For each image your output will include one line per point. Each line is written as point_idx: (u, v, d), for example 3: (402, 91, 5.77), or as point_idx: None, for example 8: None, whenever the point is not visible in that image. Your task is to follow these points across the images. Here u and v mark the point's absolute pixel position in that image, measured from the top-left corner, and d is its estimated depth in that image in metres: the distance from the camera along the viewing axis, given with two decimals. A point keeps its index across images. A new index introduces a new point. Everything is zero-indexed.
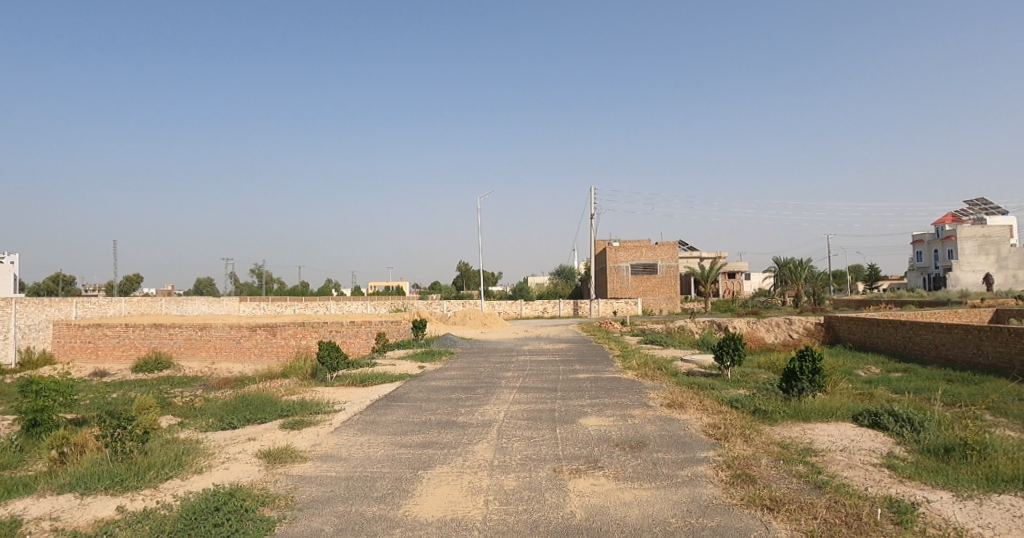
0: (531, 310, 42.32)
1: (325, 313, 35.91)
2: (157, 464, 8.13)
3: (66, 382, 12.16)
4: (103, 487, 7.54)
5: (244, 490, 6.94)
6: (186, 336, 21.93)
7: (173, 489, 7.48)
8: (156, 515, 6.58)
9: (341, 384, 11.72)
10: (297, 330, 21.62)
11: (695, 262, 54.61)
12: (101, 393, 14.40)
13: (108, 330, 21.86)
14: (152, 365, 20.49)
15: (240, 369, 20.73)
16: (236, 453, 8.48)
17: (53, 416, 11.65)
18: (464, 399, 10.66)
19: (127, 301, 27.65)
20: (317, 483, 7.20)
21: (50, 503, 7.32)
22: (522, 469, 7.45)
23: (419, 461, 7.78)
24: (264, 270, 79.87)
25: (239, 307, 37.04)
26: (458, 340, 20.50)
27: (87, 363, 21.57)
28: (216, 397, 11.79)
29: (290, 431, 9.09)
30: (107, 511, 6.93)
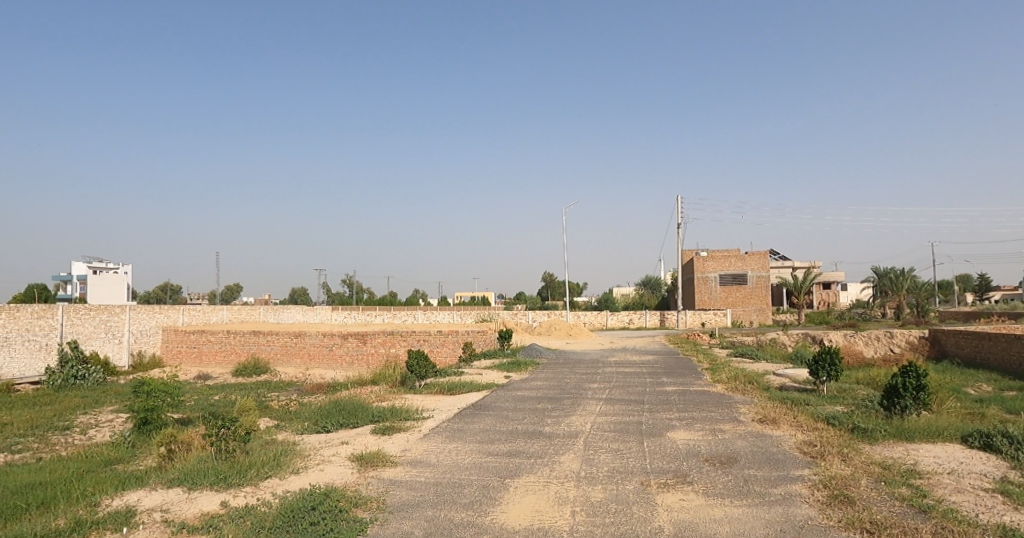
0: (617, 321, 41.93)
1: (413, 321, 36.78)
2: (257, 463, 8.55)
3: (173, 384, 12.99)
4: (208, 483, 8.01)
5: (338, 492, 7.21)
6: (283, 343, 23.00)
7: (271, 488, 7.84)
8: (257, 511, 6.94)
9: (430, 392, 11.97)
10: (386, 338, 22.32)
11: (786, 273, 52.59)
12: (205, 395, 15.32)
13: (212, 336, 23.35)
14: (251, 370, 21.59)
15: (332, 375, 21.57)
16: (330, 456, 8.80)
17: (162, 416, 12.46)
18: (550, 409, 10.66)
19: (229, 309, 29.20)
20: (407, 487, 7.38)
21: (160, 496, 7.84)
22: (609, 481, 7.38)
23: (504, 469, 7.84)
24: (354, 280, 83.09)
25: (331, 315, 38.61)
26: (544, 350, 20.59)
27: (192, 367, 23.09)
28: (310, 402, 12.28)
29: (381, 436, 9.38)
30: (212, 505, 7.36)
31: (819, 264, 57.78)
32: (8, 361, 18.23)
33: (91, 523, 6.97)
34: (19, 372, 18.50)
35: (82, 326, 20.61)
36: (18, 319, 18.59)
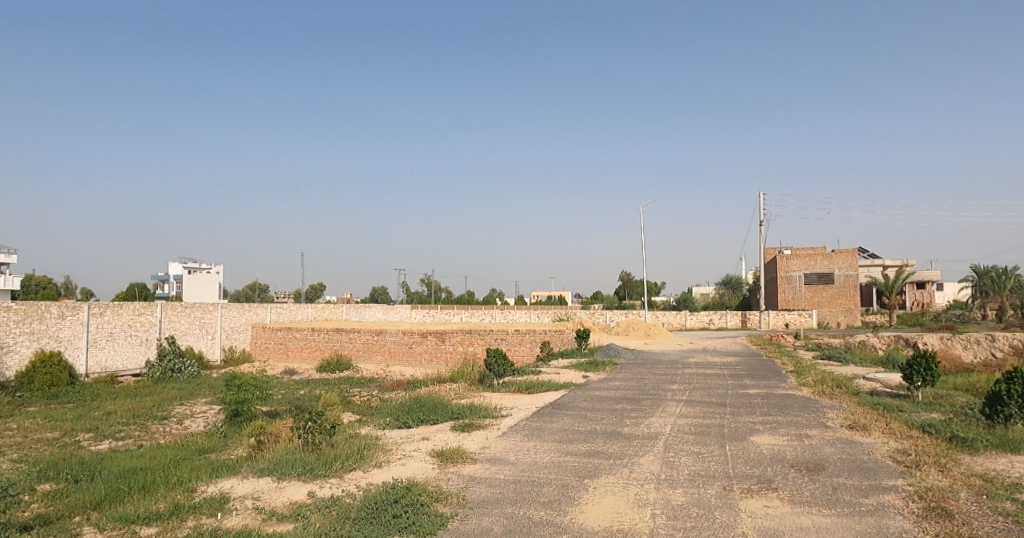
0: (696, 321, 41.09)
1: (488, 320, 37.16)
2: (342, 455, 8.88)
3: (262, 379, 13.65)
4: (297, 473, 8.39)
5: (419, 486, 7.40)
6: (364, 340, 23.77)
7: (356, 480, 8.13)
8: (342, 502, 7.23)
9: (508, 390, 12.11)
10: (464, 337, 22.71)
11: (876, 272, 50.06)
12: (292, 389, 16.04)
13: (297, 333, 24.41)
14: (334, 365, 22.42)
15: (412, 372, 22.04)
16: (411, 451, 9.05)
17: (252, 408, 13.12)
18: (629, 410, 10.57)
19: (314, 307, 30.29)
20: (486, 484, 7.50)
21: (252, 484, 8.27)
22: (690, 485, 7.26)
23: (583, 469, 7.85)
24: (432, 279, 84.89)
25: (411, 314, 39.61)
26: (622, 350, 20.42)
27: (279, 362, 24.21)
28: (392, 398, 12.65)
29: (461, 433, 9.56)
30: (299, 495, 7.71)
31: (913, 263, 54.68)
32: (113, 354, 19.66)
33: (190, 507, 7.45)
34: (123, 365, 19.89)
35: (179, 323, 21.98)
36: (122, 316, 20.01)
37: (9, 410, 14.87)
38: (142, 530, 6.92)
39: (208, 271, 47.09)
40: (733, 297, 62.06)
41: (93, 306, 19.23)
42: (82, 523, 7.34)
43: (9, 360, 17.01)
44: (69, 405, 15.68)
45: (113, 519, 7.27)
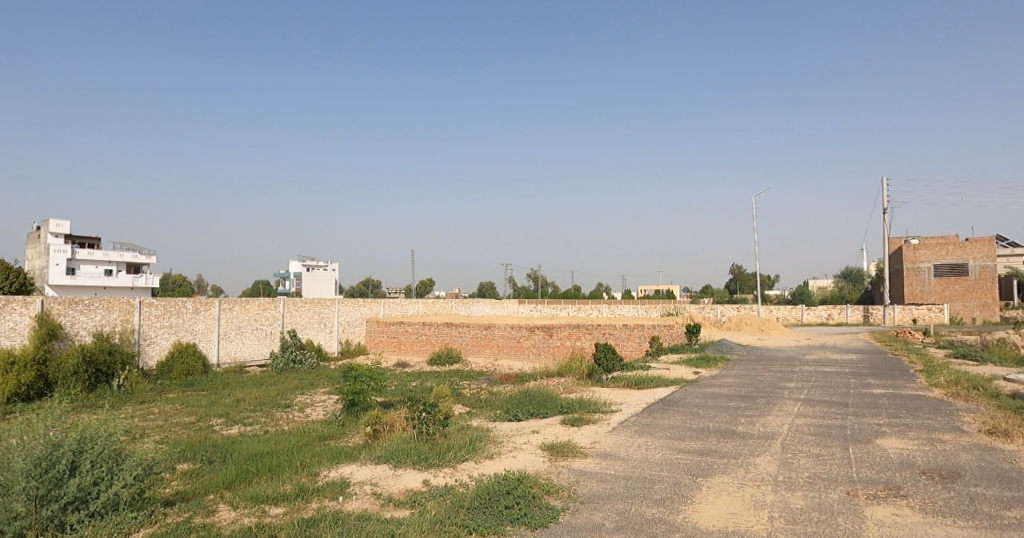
0: (813, 316, 39.21)
1: (593, 315, 37.01)
2: (455, 446, 9.22)
3: (377, 371, 14.34)
4: (412, 462, 8.79)
5: (531, 478, 7.56)
6: (473, 334, 24.42)
7: (468, 470, 8.42)
8: (456, 491, 7.51)
9: (617, 385, 12.10)
10: (572, 331, 22.82)
11: (1019, 262, 45.44)
12: (405, 381, 16.78)
13: (409, 326, 25.46)
14: (445, 358, 23.23)
15: (519, 365, 22.37)
16: (522, 443, 9.26)
17: (367, 398, 13.82)
18: (743, 408, 10.26)
19: (423, 302, 31.28)
20: (597, 479, 7.55)
21: (370, 470, 8.75)
22: (810, 488, 6.97)
23: (696, 468, 7.72)
24: (536, 274, 85.71)
25: (518, 308, 40.23)
26: (734, 346, 19.78)
27: (393, 355, 25.36)
28: (501, 391, 12.95)
29: (570, 426, 9.67)
30: (415, 482, 8.09)
31: None
32: (241, 346, 21.31)
33: (313, 491, 7.97)
34: (249, 355, 21.53)
35: (299, 317, 23.48)
36: (248, 310, 21.62)
37: (153, 396, 16.49)
38: (272, 509, 7.49)
39: (325, 269, 49.98)
40: (853, 290, 58.29)
41: (224, 302, 20.90)
42: (217, 500, 8.04)
43: (152, 350, 18.76)
44: (203, 393, 17.17)
45: (246, 498, 7.91)
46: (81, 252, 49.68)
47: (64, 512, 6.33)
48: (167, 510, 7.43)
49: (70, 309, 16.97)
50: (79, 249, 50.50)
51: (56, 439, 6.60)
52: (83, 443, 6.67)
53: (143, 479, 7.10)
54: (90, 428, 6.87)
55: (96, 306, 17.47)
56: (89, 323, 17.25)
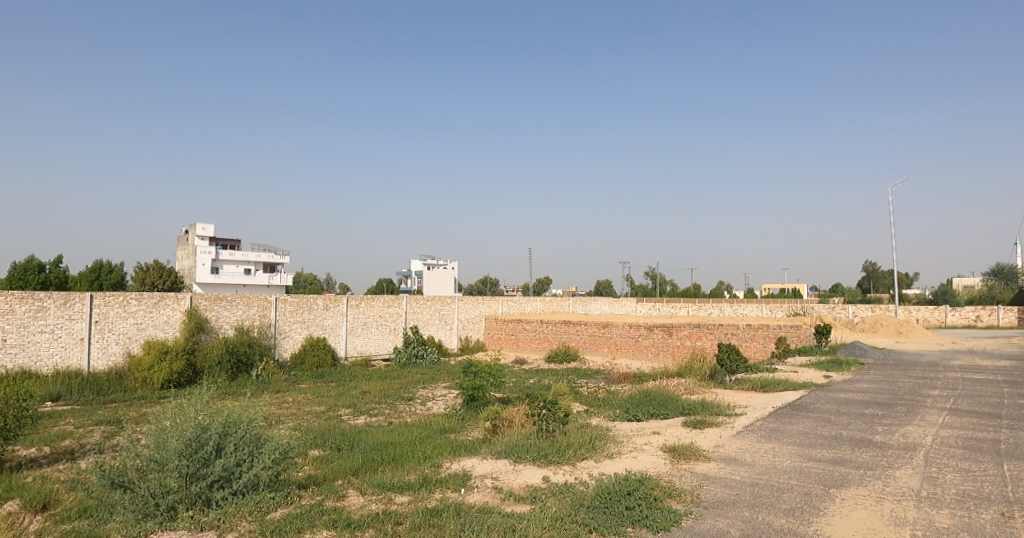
0: (960, 318, 35.69)
1: (713, 314, 35.81)
2: (574, 444, 9.29)
3: (496, 367, 14.69)
4: (532, 458, 8.96)
5: (652, 480, 7.48)
6: (591, 332, 24.40)
7: (588, 469, 8.46)
8: (576, 490, 7.58)
9: (741, 387, 11.67)
10: (692, 331, 22.23)
11: None
12: (522, 378, 17.10)
13: (528, 324, 25.86)
14: (562, 356, 23.40)
15: (637, 365, 22.09)
16: (643, 444, 9.19)
17: (486, 394, 14.21)
18: (880, 416, 9.56)
19: (541, 300, 31.63)
20: (721, 484, 7.34)
21: (491, 464, 9.01)
22: (959, 507, 6.39)
23: (829, 478, 7.30)
24: (651, 272, 84.08)
25: (636, 307, 39.72)
26: (868, 349, 18.45)
27: (511, 352, 25.88)
28: (619, 390, 12.88)
29: (693, 429, 9.47)
30: (535, 479, 8.24)
31: None
32: (367, 340, 22.58)
33: (436, 482, 8.32)
34: (374, 350, 22.76)
35: (421, 314, 24.49)
36: (374, 307, 22.84)
37: (287, 386, 17.88)
38: (397, 497, 7.91)
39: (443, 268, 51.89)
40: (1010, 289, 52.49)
41: (352, 299, 22.21)
42: (347, 485, 8.58)
43: (286, 343, 20.29)
44: (333, 384, 18.37)
45: (373, 485, 8.39)
46: (224, 253, 54.56)
47: (211, 489, 7.04)
48: (302, 492, 7.99)
49: (216, 305, 18.66)
50: (222, 250, 55.50)
51: (204, 422, 7.37)
52: (228, 427, 7.36)
53: (279, 463, 7.68)
54: (233, 414, 7.58)
55: (238, 301, 19.10)
56: (232, 317, 18.93)
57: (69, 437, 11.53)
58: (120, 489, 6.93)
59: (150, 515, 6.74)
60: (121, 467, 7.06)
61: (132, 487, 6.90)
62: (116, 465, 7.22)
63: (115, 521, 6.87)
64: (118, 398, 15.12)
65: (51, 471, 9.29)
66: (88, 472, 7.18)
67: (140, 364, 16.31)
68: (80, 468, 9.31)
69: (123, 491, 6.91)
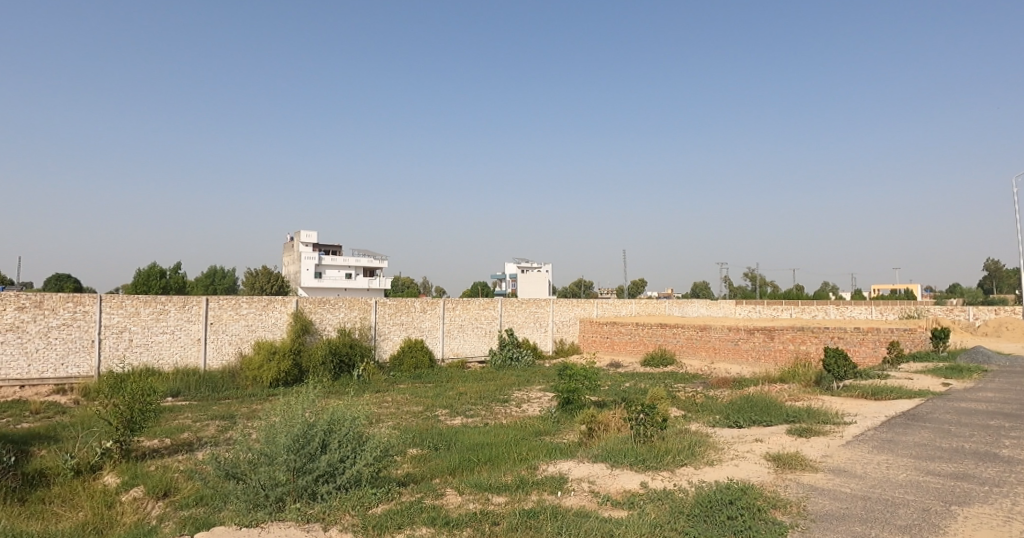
0: None
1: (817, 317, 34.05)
2: (673, 450, 9.20)
3: (591, 370, 14.71)
4: (630, 462, 8.96)
5: (755, 490, 7.31)
6: (688, 335, 23.89)
7: (687, 476, 8.38)
8: (674, 497, 7.53)
9: (849, 394, 11.13)
10: (795, 334, 21.29)
11: None
12: (617, 382, 17.03)
13: (622, 327, 25.66)
14: (658, 360, 23.06)
15: (737, 369, 21.42)
16: (745, 452, 8.98)
17: (581, 397, 14.28)
18: (1009, 428, 8.84)
19: (636, 302, 31.26)
20: (830, 497, 7.07)
21: (588, 468, 9.09)
22: None
23: (949, 494, 6.87)
24: (750, 272, 81.00)
25: (734, 309, 38.41)
26: (994, 354, 17.01)
27: (606, 355, 25.76)
28: (717, 396, 12.60)
29: (798, 437, 9.16)
30: (632, 484, 8.25)
31: None
32: (463, 342, 23.19)
33: (533, 484, 8.50)
34: (470, 352, 23.34)
35: (515, 317, 24.86)
36: (470, 310, 23.41)
37: (387, 386, 18.70)
38: (494, 498, 8.15)
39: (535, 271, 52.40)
40: None
41: (448, 302, 22.88)
42: (445, 484, 8.91)
43: (385, 345, 21.22)
44: (430, 385, 19.03)
45: (471, 484, 8.69)
46: (326, 259, 57.53)
47: (316, 483, 7.54)
48: (402, 489, 8.38)
49: (320, 308, 19.79)
50: (325, 256, 58.54)
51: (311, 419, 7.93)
52: (333, 425, 7.90)
53: (380, 460, 8.10)
54: (337, 412, 8.12)
55: (340, 305, 20.15)
56: (334, 320, 20.00)
57: (188, 430, 12.63)
58: (232, 480, 7.61)
59: (261, 505, 7.28)
60: (233, 460, 7.80)
61: (242, 478, 7.56)
62: (230, 457, 7.96)
63: (229, 508, 7.49)
64: (230, 394, 16.36)
65: (172, 461, 10.22)
66: (205, 463, 7.95)
67: (251, 363, 17.52)
68: (197, 459, 10.19)
69: (235, 481, 7.58)
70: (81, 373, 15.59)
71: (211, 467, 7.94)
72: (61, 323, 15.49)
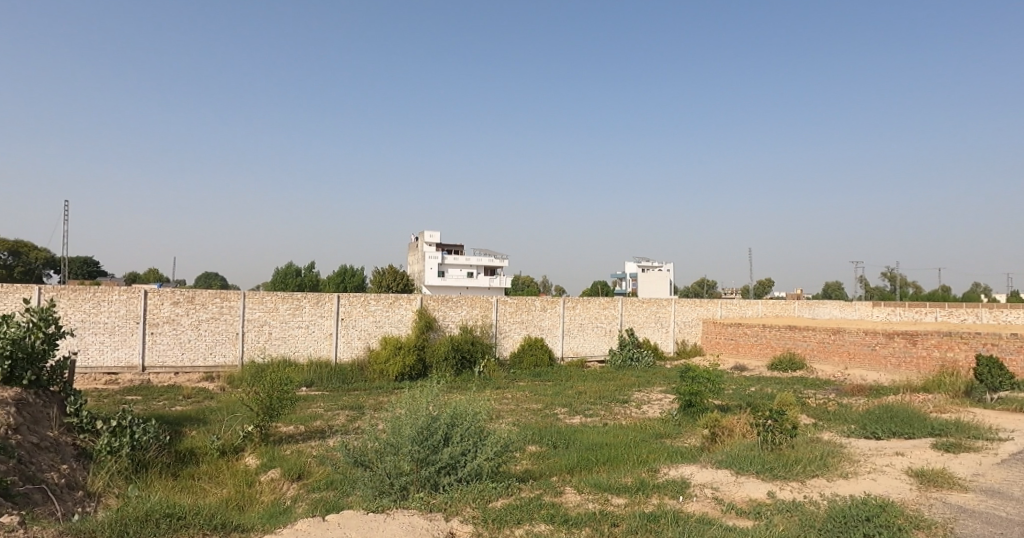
0: None
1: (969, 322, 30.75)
2: (803, 459, 8.70)
3: (714, 372, 14.19)
4: (756, 470, 8.58)
5: (896, 507, 6.76)
6: (819, 339, 22.41)
7: (819, 488, 7.90)
8: (805, 509, 7.14)
9: (1007, 408, 9.99)
10: (941, 340, 19.33)
11: None
12: (742, 386, 16.32)
13: (748, 329, 24.52)
14: (786, 364, 21.84)
15: (875, 377, 19.82)
16: (883, 465, 8.32)
17: (704, 400, 13.83)
18: None
19: (763, 303, 29.72)
20: (982, 521, 6.40)
21: (711, 474, 8.79)
22: None
23: None
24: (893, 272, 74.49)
25: (871, 312, 35.54)
26: None
27: (730, 358, 24.73)
28: (852, 404, 11.75)
29: (945, 452, 8.36)
30: (759, 493, 7.90)
31: None
32: (582, 342, 23.18)
33: (654, 487, 8.37)
34: (590, 351, 23.29)
35: (636, 316, 24.47)
36: (590, 309, 23.33)
37: (507, 382, 19.11)
38: (613, 499, 8.11)
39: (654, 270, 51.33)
40: None
41: (568, 300, 22.94)
42: (564, 482, 8.98)
43: (506, 342, 21.66)
44: (549, 383, 19.23)
45: (591, 484, 8.68)
46: (449, 258, 59.52)
47: (438, 475, 7.87)
48: (522, 485, 8.54)
49: (443, 305, 20.52)
50: (447, 255, 60.60)
51: (434, 413, 8.32)
52: (455, 419, 8.25)
53: (499, 456, 8.30)
54: (460, 407, 8.46)
55: (462, 302, 20.80)
56: (457, 317, 20.70)
57: (320, 418, 13.62)
58: (361, 467, 8.14)
59: (386, 492, 7.71)
60: (362, 448, 8.33)
61: (370, 466, 8.06)
62: (358, 446, 8.51)
63: (356, 494, 8.00)
64: (359, 386, 17.43)
65: (305, 446, 11.10)
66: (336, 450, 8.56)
67: (378, 357, 18.56)
68: (327, 446, 10.97)
69: (363, 468, 8.11)
70: (226, 362, 17.28)
71: (342, 454, 8.53)
72: (209, 317, 17.21)
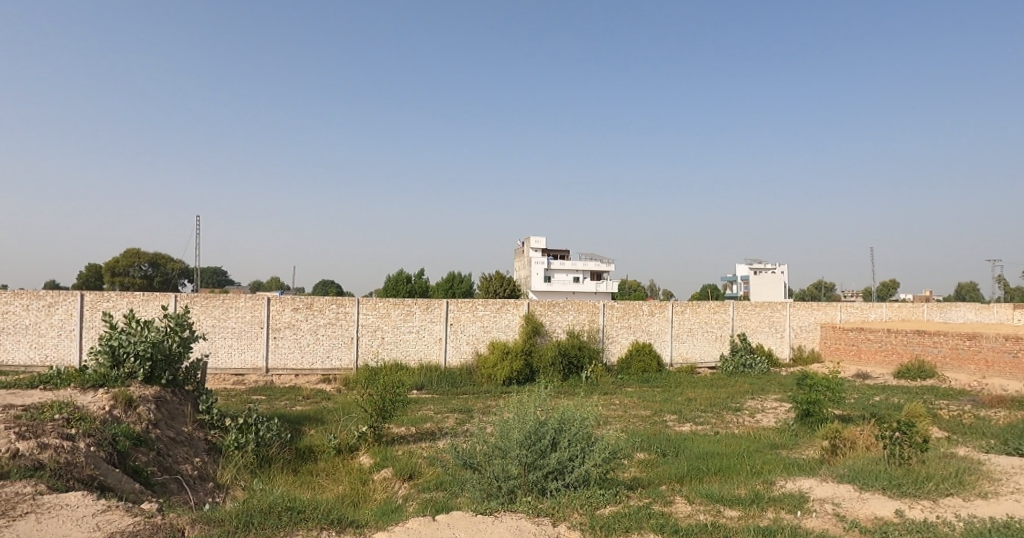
0: None
1: None
2: (934, 476, 8.05)
3: (834, 380, 13.37)
4: (882, 486, 8.00)
5: None
6: (952, 345, 20.49)
7: (953, 508, 7.31)
8: (938, 531, 6.63)
9: None
10: None
11: None
12: (866, 395, 15.26)
13: (871, 334, 22.86)
14: (915, 372, 20.16)
15: (1016, 387, 17.87)
16: None
17: (824, 410, 13.07)
18: None
19: (887, 306, 27.57)
20: None
21: (832, 488, 8.28)
22: None
23: None
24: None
25: (1012, 315, 32.03)
26: None
27: (852, 365, 23.16)
28: (991, 417, 10.70)
29: None
30: (886, 511, 7.39)
31: None
32: (692, 347, 22.55)
33: (769, 500, 8.02)
34: (700, 356, 22.62)
35: (749, 320, 23.48)
36: (700, 314, 22.66)
37: (615, 388, 18.96)
38: (727, 511, 7.85)
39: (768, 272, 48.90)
40: None
41: (677, 304, 22.40)
42: (674, 491, 8.79)
43: (613, 347, 21.48)
44: (658, 389, 18.89)
45: (703, 494, 8.43)
46: (555, 263, 59.69)
47: (546, 479, 7.98)
48: (631, 493, 8.45)
49: (550, 310, 20.67)
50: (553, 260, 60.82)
51: (541, 417, 8.43)
52: (563, 424, 8.29)
53: (608, 462, 8.27)
54: (567, 412, 8.50)
55: (569, 307, 20.85)
56: (564, 321, 20.78)
57: (430, 420, 14.16)
58: (469, 469, 8.40)
59: (495, 495, 7.91)
60: (470, 450, 8.58)
61: (479, 468, 8.28)
62: (467, 448, 8.77)
63: (465, 495, 8.25)
64: (468, 390, 17.93)
65: (416, 447, 11.59)
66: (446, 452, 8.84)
67: (487, 362, 19.00)
68: (436, 448, 11.39)
69: (472, 471, 8.36)
70: (342, 365, 18.37)
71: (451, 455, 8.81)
72: (327, 322, 18.34)
